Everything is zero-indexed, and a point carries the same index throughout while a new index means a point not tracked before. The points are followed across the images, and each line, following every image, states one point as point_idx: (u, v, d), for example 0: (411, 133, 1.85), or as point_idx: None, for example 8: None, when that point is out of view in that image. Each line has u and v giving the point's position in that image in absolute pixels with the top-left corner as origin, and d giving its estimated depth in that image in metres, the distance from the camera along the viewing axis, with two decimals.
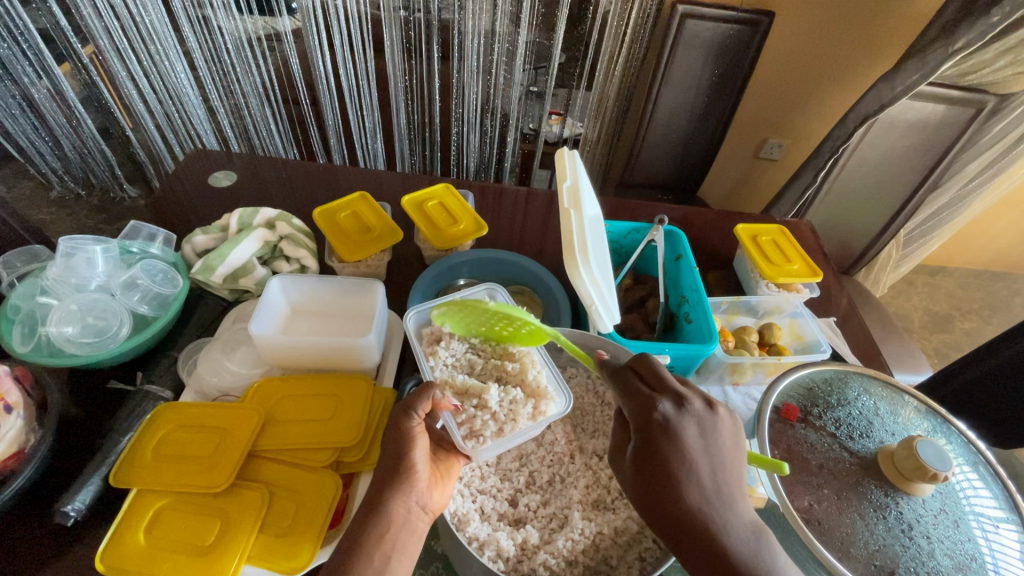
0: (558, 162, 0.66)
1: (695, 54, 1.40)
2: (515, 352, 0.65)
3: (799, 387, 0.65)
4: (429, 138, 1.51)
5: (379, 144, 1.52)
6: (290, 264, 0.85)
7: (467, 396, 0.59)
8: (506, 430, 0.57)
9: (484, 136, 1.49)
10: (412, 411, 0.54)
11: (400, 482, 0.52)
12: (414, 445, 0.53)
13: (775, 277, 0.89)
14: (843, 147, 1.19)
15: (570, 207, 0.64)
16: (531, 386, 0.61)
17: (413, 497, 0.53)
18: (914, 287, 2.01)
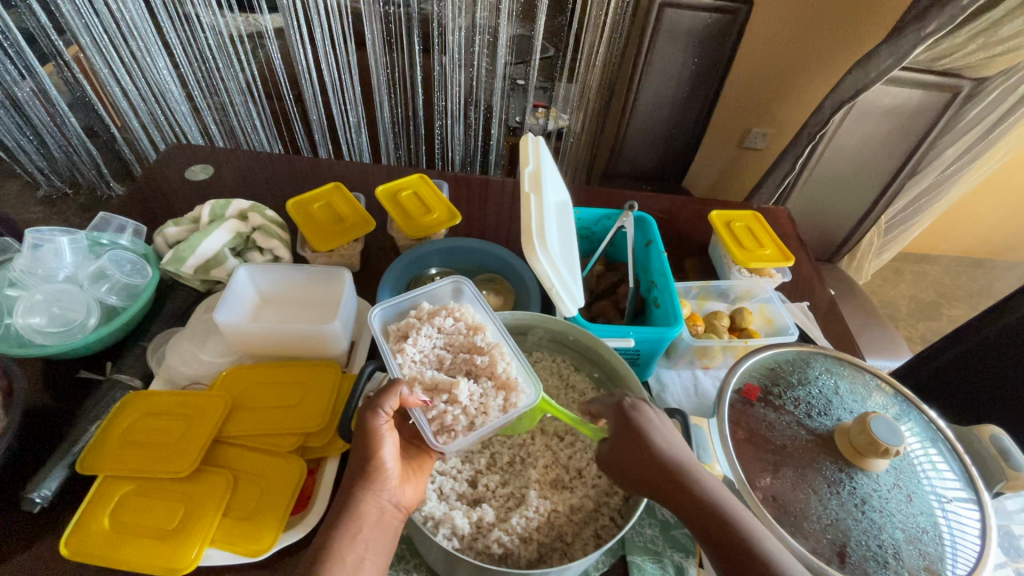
0: (523, 150, 0.69)
1: (676, 44, 1.39)
2: (483, 344, 0.63)
3: (762, 371, 0.65)
4: (414, 132, 1.51)
5: (365, 138, 1.51)
6: (263, 254, 0.86)
7: (438, 392, 0.60)
8: (478, 423, 0.58)
9: (469, 129, 1.49)
10: (379, 410, 0.53)
11: (369, 481, 0.52)
12: (384, 442, 0.53)
13: (747, 263, 0.89)
14: (822, 133, 1.19)
15: (531, 191, 0.65)
16: (502, 377, 0.60)
17: (383, 495, 0.52)
18: (901, 275, 2.02)
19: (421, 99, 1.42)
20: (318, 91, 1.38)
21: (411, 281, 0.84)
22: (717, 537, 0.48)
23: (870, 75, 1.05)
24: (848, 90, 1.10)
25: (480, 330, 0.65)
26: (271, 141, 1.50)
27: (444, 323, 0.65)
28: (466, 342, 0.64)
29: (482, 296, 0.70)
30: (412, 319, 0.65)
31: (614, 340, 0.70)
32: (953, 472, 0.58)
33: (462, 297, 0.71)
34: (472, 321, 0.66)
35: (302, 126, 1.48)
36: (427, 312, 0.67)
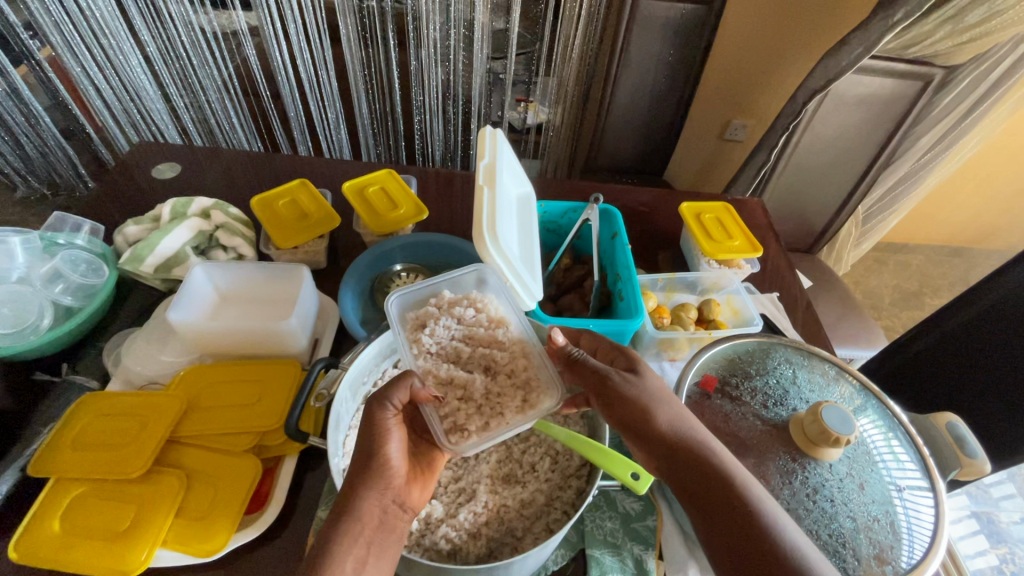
0: (478, 142, 0.69)
1: (652, 36, 1.39)
2: (504, 339, 0.59)
3: (721, 363, 0.66)
4: (393, 128, 1.50)
5: (343, 135, 1.50)
6: (227, 253, 0.85)
7: (453, 388, 0.56)
8: (492, 425, 0.54)
9: (448, 124, 1.48)
10: (387, 403, 0.53)
11: (373, 478, 0.51)
12: (390, 438, 0.52)
13: (716, 254, 0.89)
14: (796, 123, 1.18)
15: (484, 184, 0.65)
16: (522, 376, 0.57)
17: (387, 493, 0.52)
18: (884, 265, 2.03)
19: (398, 95, 1.41)
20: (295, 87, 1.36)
21: (375, 277, 0.83)
22: (717, 489, 0.50)
23: (841, 64, 1.04)
24: (820, 80, 1.09)
25: (502, 322, 0.60)
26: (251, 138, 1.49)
27: (465, 314, 0.60)
28: (487, 335, 0.59)
29: (510, 285, 0.64)
30: (431, 307, 0.61)
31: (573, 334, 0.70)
32: (913, 460, 0.57)
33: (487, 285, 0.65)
34: (495, 313, 0.61)
35: (280, 124, 1.46)
36: (447, 302, 0.62)
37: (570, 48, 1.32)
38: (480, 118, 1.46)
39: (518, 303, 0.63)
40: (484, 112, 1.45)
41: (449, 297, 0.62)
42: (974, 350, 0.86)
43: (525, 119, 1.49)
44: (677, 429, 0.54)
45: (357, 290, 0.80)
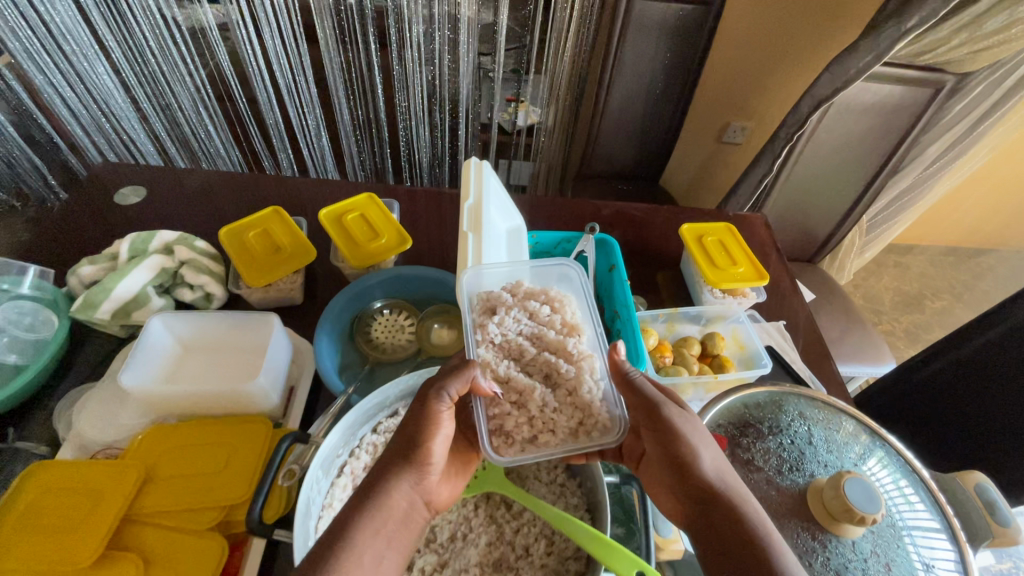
0: (462, 179, 0.67)
1: (646, 37, 1.31)
2: (573, 351, 0.56)
3: (728, 418, 0.60)
4: (377, 135, 1.39)
5: (325, 141, 1.36)
6: (193, 291, 0.79)
7: (510, 389, 0.55)
8: (540, 440, 0.52)
9: (434, 129, 1.38)
10: (443, 392, 0.53)
11: (410, 466, 0.52)
12: (439, 430, 0.54)
13: (721, 283, 0.84)
14: (799, 133, 1.12)
15: (469, 229, 0.64)
16: (582, 398, 0.54)
17: (418, 484, 0.53)
18: (884, 267, 1.98)
19: (383, 102, 1.30)
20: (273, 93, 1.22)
21: (355, 315, 0.77)
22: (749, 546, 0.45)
23: (849, 72, 0.98)
24: (826, 88, 1.02)
25: (575, 332, 0.57)
26: (226, 146, 1.32)
27: (539, 311, 0.59)
28: (556, 341, 0.57)
29: (589, 290, 0.63)
30: (506, 297, 0.59)
31: None
32: (923, 499, 0.54)
33: (566, 287, 0.64)
34: (570, 318, 0.58)
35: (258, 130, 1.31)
36: (522, 295, 0.61)
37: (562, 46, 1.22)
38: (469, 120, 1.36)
39: (599, 313, 0.60)
40: (472, 116, 1.35)
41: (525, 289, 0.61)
42: (988, 381, 0.82)
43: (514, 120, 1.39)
44: (718, 475, 0.51)
45: (335, 332, 0.74)
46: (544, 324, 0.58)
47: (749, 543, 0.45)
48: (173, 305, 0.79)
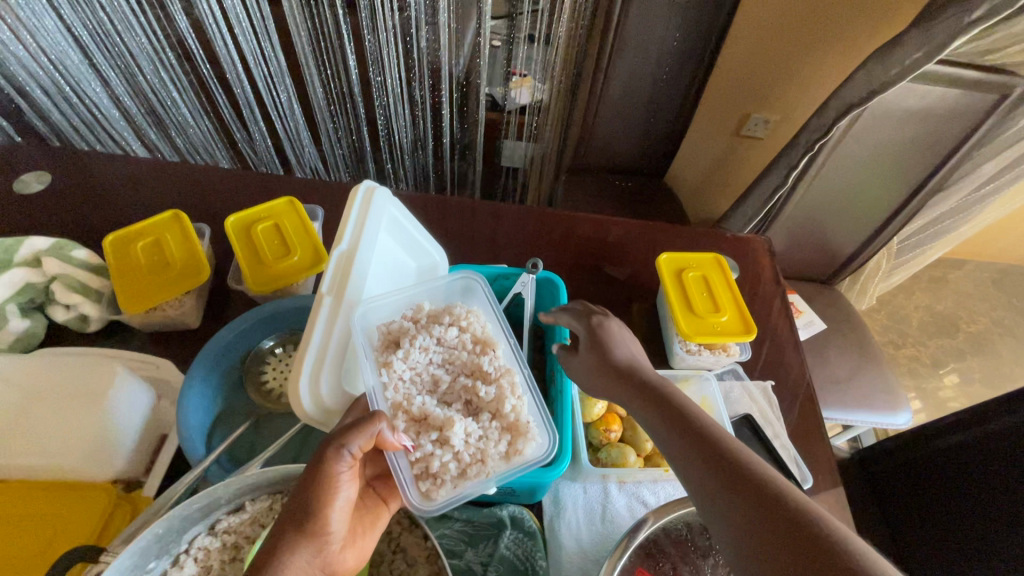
0: (344, 212, 0.54)
1: (656, 12, 1.03)
2: (490, 370, 0.53)
3: (664, 538, 0.50)
4: (355, 111, 1.00)
5: (299, 116, 0.99)
6: (68, 309, 0.68)
7: (426, 428, 0.50)
8: (470, 473, 0.48)
9: (415, 110, 0.99)
10: (344, 449, 0.43)
11: (306, 541, 0.40)
12: (338, 487, 0.43)
13: (696, 337, 0.69)
14: (823, 141, 0.92)
15: (328, 293, 0.49)
16: (509, 419, 0.50)
17: (320, 563, 0.41)
18: (916, 282, 1.77)
19: (356, 76, 0.93)
20: (239, 60, 0.88)
21: (251, 350, 0.66)
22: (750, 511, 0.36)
23: (890, 71, 0.78)
24: (861, 89, 0.83)
25: (490, 347, 0.55)
26: (196, 116, 0.98)
27: (446, 334, 0.55)
28: (470, 363, 0.54)
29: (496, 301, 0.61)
30: (408, 324, 0.54)
31: None
32: None
33: (472, 300, 0.62)
34: (480, 334, 0.56)
35: (229, 101, 0.96)
36: (426, 317, 0.56)
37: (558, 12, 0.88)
38: (453, 87, 0.97)
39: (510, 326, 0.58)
40: (462, 92, 0.99)
41: (428, 311, 0.57)
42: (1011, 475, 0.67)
43: (507, 96, 1.02)
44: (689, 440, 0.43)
45: (219, 370, 0.62)
46: (456, 347, 0.54)
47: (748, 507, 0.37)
48: (44, 323, 0.69)
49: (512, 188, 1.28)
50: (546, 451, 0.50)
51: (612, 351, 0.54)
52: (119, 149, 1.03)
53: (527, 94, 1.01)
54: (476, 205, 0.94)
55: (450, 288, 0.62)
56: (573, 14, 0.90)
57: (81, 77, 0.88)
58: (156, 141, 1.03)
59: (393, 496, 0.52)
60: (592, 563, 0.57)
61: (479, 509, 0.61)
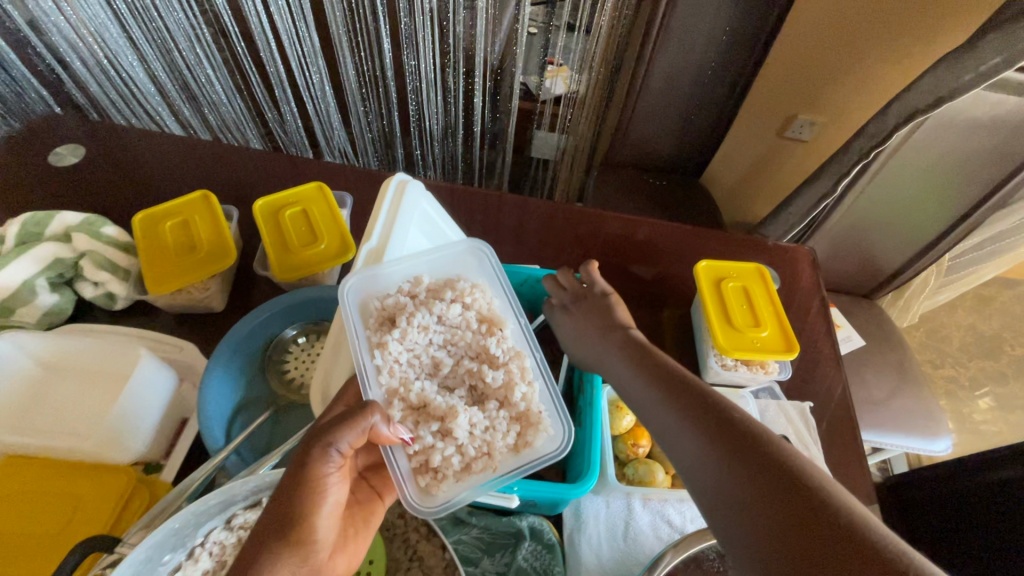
0: (377, 199, 0.56)
1: (706, 4, 0.97)
2: (496, 355, 0.51)
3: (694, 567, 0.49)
4: (388, 96, 0.97)
5: (331, 97, 0.97)
6: (95, 287, 0.67)
7: (425, 418, 0.48)
8: (475, 467, 0.46)
9: (446, 97, 0.97)
10: (332, 449, 0.41)
11: (289, 551, 0.38)
12: (326, 491, 0.41)
13: (735, 353, 0.66)
14: (879, 149, 0.86)
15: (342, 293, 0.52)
16: (518, 408, 0.49)
17: (308, 573, 0.39)
18: (960, 300, 1.68)
19: (390, 60, 0.90)
20: (275, 39, 0.87)
21: (269, 341, 0.64)
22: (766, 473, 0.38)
23: (963, 78, 0.72)
24: (926, 95, 0.76)
25: (496, 328, 0.53)
26: (228, 92, 0.97)
27: (447, 313, 0.53)
28: (475, 345, 0.53)
29: (504, 274, 0.58)
30: (406, 300, 0.52)
31: (492, 496, 0.51)
32: None
33: (476, 268, 0.59)
34: (486, 312, 0.54)
35: (260, 82, 0.94)
36: (425, 292, 0.54)
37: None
38: (488, 75, 0.93)
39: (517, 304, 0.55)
40: (495, 81, 0.95)
41: (428, 286, 0.55)
42: None
43: (542, 87, 0.98)
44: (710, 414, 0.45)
45: (238, 361, 0.61)
46: (459, 326, 0.52)
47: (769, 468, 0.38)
48: (73, 299, 0.68)
49: (542, 180, 1.24)
50: (556, 450, 0.47)
51: (598, 313, 0.64)
52: (152, 123, 1.02)
53: (562, 84, 0.98)
54: (505, 198, 0.90)
55: (453, 256, 0.59)
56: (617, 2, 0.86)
57: (118, 52, 0.86)
58: (189, 118, 1.02)
59: (388, 489, 0.51)
60: None
61: (499, 518, 0.58)
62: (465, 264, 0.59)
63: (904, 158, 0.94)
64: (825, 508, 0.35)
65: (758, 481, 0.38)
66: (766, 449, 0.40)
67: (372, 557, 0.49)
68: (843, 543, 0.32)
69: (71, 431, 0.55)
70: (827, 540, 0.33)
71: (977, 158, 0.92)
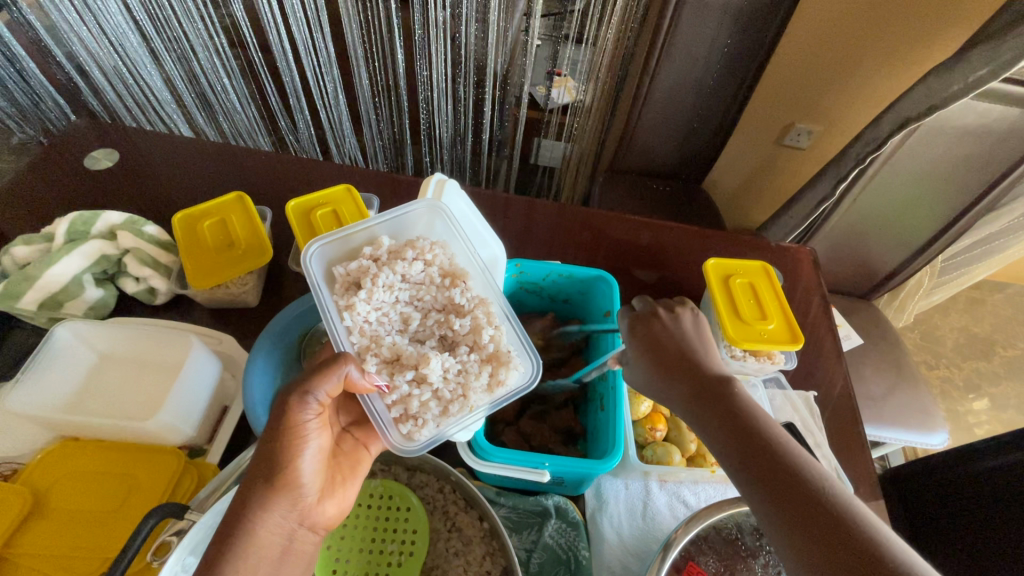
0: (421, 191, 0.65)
1: (708, 18, 1.01)
2: (462, 304, 0.55)
3: (714, 535, 0.52)
4: (399, 105, 1.01)
5: (344, 107, 1.00)
6: (137, 282, 0.71)
7: (400, 368, 0.51)
8: (452, 409, 0.49)
9: (458, 105, 1.00)
10: (309, 397, 0.45)
11: (277, 494, 0.43)
12: (306, 441, 0.45)
13: (743, 343, 0.70)
14: (874, 154, 0.91)
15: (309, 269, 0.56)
16: (487, 349, 0.53)
17: (294, 513, 0.45)
18: (953, 303, 1.73)
19: (404, 71, 0.93)
20: (291, 50, 0.90)
21: (305, 332, 0.68)
22: (836, 536, 0.38)
23: (952, 87, 0.77)
24: (919, 103, 0.81)
25: (459, 280, 0.56)
26: (243, 101, 0.99)
27: (410, 270, 0.55)
28: (441, 298, 0.56)
29: (462, 231, 0.61)
30: (369, 264, 0.55)
31: (524, 471, 0.55)
32: None
33: (436, 229, 0.62)
34: (448, 267, 0.57)
35: (276, 90, 0.98)
36: (387, 254, 0.57)
37: (609, 13, 0.88)
38: (497, 85, 0.96)
39: (477, 256, 0.59)
40: (502, 92, 0.97)
41: (388, 248, 0.57)
42: None
43: (549, 97, 1.02)
44: (774, 450, 0.44)
45: (279, 350, 0.64)
46: (422, 282, 0.55)
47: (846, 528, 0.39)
48: (115, 293, 0.72)
49: (547, 186, 1.27)
50: (526, 383, 0.51)
51: (668, 333, 0.58)
52: (167, 131, 1.04)
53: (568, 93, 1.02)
54: (512, 197, 0.95)
55: (411, 220, 0.62)
56: (623, 16, 0.90)
57: (137, 60, 0.89)
58: (203, 125, 1.04)
59: (373, 440, 0.55)
60: (634, 560, 0.58)
61: (525, 497, 0.62)
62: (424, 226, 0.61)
63: (900, 163, 0.99)
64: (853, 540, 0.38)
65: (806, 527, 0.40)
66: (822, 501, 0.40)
67: (416, 528, 0.55)
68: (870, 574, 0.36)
69: (127, 414, 0.60)
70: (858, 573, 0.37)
71: (968, 164, 0.97)
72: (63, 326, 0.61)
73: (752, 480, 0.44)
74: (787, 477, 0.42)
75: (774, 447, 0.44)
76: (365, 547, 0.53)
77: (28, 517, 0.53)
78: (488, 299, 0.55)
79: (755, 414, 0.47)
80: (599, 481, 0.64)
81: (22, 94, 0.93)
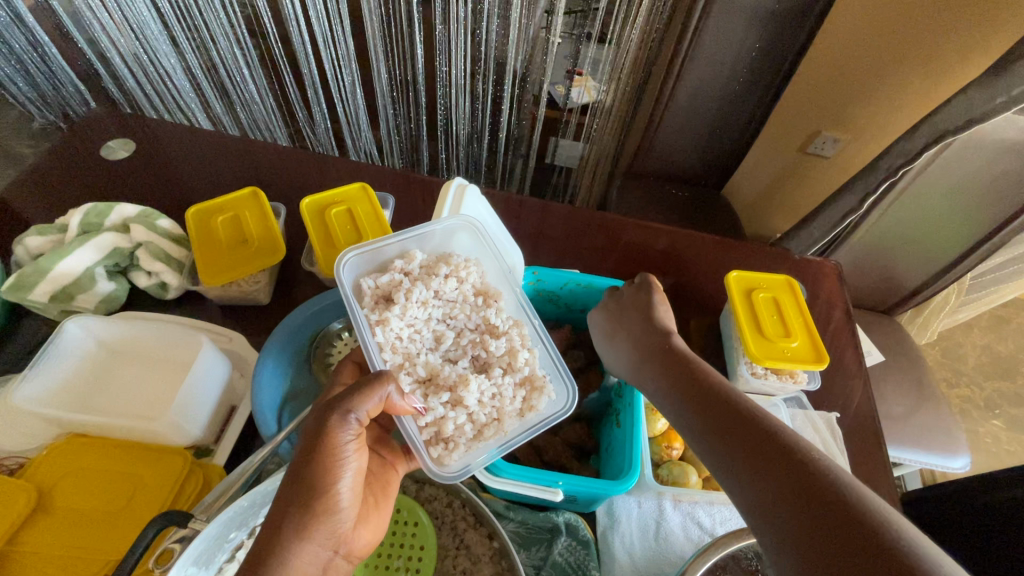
0: (441, 198, 0.63)
1: (735, 22, 0.97)
2: (497, 326, 0.55)
3: (732, 564, 0.50)
4: (416, 100, 0.99)
5: (362, 103, 0.99)
6: (149, 276, 0.71)
7: (434, 388, 0.52)
8: (486, 434, 0.49)
9: (478, 103, 0.97)
10: (350, 415, 0.42)
11: (315, 520, 0.40)
12: (344, 464, 0.42)
13: (765, 362, 0.67)
14: (906, 167, 0.87)
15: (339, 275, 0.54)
16: (522, 372, 0.53)
17: (332, 540, 0.42)
18: (976, 321, 1.69)
19: (422, 66, 0.91)
20: (310, 42, 0.88)
21: (317, 333, 0.66)
22: (734, 420, 0.45)
23: (995, 101, 0.73)
24: (958, 117, 0.78)
25: (492, 300, 0.57)
26: (262, 92, 0.98)
27: (444, 287, 0.55)
28: (475, 317, 0.56)
29: (495, 248, 0.61)
30: (401, 278, 0.55)
31: (538, 490, 0.53)
32: None
33: (466, 242, 0.61)
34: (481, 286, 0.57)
35: (295, 84, 0.97)
36: (419, 270, 0.57)
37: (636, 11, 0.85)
38: (516, 84, 0.93)
39: (511, 275, 0.59)
40: (520, 90, 0.94)
41: (421, 263, 0.57)
42: None
43: (569, 96, 1.01)
44: (692, 375, 0.52)
45: (287, 353, 0.63)
46: (455, 301, 0.55)
47: (743, 414, 0.45)
48: (127, 287, 0.72)
49: (563, 187, 1.25)
50: (564, 411, 0.51)
51: (628, 304, 0.65)
52: (185, 120, 1.03)
53: (588, 93, 1.00)
54: (527, 200, 0.93)
55: (444, 234, 0.60)
56: (649, 17, 0.88)
57: (158, 48, 0.88)
58: (222, 116, 1.03)
59: (401, 460, 0.54)
60: None
61: (535, 513, 0.61)
62: (456, 241, 0.61)
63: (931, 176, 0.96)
64: (745, 422, 0.44)
65: (709, 421, 0.47)
66: (726, 402, 0.47)
67: (423, 544, 0.53)
68: (755, 439, 0.42)
69: (140, 415, 0.60)
70: (744, 439, 0.43)
71: (1005, 180, 0.93)
72: (74, 321, 0.61)
73: (675, 395, 0.52)
74: (701, 389, 0.50)
75: (694, 372, 0.52)
76: (372, 562, 0.52)
77: (33, 515, 0.53)
78: (522, 322, 0.55)
79: (684, 356, 0.55)
80: (614, 501, 0.61)
81: (43, 78, 0.94)
